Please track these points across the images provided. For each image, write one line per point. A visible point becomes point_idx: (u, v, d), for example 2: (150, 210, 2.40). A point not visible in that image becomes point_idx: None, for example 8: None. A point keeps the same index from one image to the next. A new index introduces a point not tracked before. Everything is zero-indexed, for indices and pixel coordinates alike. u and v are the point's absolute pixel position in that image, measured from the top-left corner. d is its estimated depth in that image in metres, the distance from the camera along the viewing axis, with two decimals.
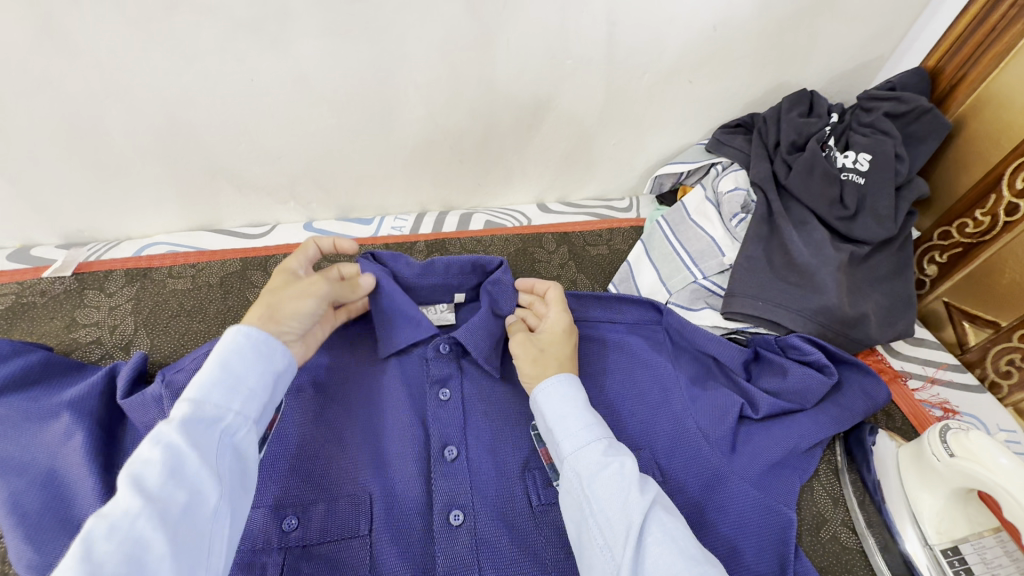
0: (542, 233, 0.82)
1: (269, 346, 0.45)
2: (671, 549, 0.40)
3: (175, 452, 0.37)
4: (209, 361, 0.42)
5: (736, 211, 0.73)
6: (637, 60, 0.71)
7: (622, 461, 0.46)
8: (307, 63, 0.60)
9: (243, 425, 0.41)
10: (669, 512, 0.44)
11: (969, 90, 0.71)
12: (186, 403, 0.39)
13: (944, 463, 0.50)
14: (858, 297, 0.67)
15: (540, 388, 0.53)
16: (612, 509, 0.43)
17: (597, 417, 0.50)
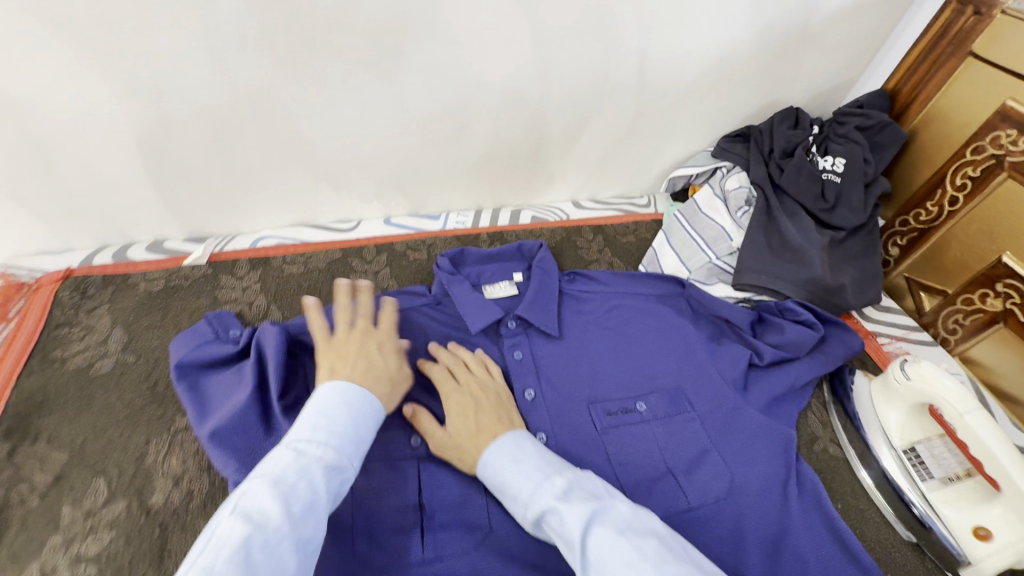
0: (581, 226, 0.96)
1: (377, 410, 0.55)
2: (611, 562, 0.44)
3: (314, 487, 0.45)
4: (345, 412, 0.52)
5: (741, 204, 0.90)
6: (661, 83, 0.88)
7: (553, 502, 0.49)
8: (408, 90, 0.76)
9: (352, 476, 0.50)
10: (606, 524, 0.47)
11: (920, 108, 0.91)
12: (327, 445, 0.49)
13: (904, 385, 0.68)
14: (838, 271, 0.84)
15: (483, 460, 0.57)
16: (564, 547, 0.48)
17: (526, 468, 0.54)
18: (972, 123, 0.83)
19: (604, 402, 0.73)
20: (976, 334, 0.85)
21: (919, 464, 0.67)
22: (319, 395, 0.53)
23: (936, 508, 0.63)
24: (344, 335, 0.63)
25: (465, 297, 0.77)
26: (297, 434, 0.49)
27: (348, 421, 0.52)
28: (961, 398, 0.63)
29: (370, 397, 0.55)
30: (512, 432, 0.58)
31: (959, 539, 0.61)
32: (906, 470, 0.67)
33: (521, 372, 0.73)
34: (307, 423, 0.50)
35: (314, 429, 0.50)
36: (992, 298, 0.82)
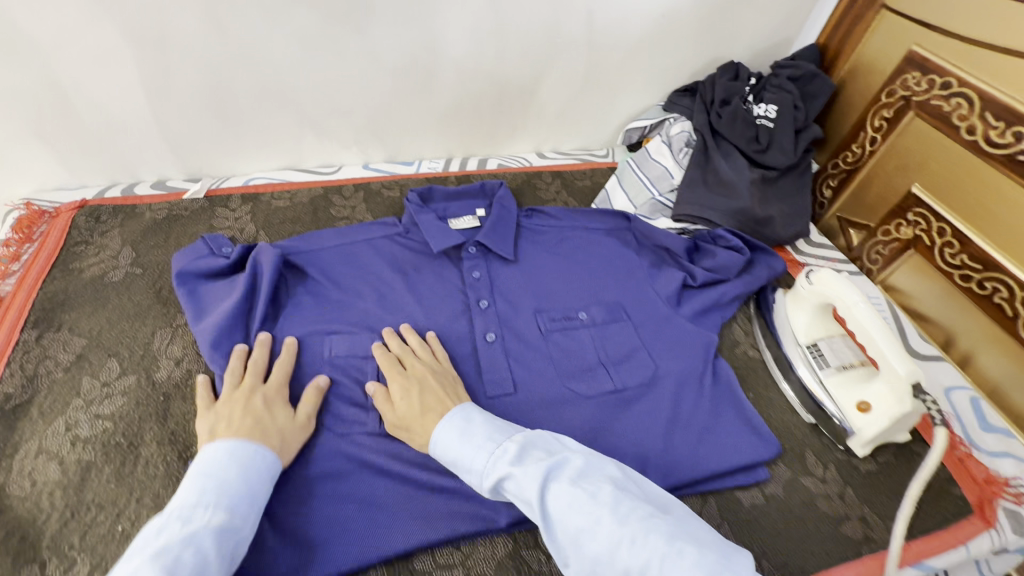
0: (541, 172, 1.06)
1: (272, 463, 0.59)
2: (569, 512, 0.49)
3: (201, 550, 0.48)
4: (235, 473, 0.55)
5: (683, 147, 1.00)
6: (609, 39, 0.97)
7: (507, 468, 0.53)
8: (378, 42, 0.86)
9: (249, 537, 0.53)
10: (561, 478, 0.52)
11: (844, 59, 1.00)
12: (214, 510, 0.51)
13: (810, 290, 0.78)
14: (768, 205, 0.94)
15: (434, 438, 0.60)
16: (523, 506, 0.52)
17: (476, 439, 0.57)
18: (887, 69, 0.92)
19: (549, 313, 0.83)
20: (894, 262, 0.95)
21: (820, 357, 0.77)
22: (201, 456, 0.56)
23: (830, 392, 0.74)
24: (229, 394, 0.64)
25: (429, 224, 0.87)
26: (182, 503, 0.51)
27: (236, 482, 0.55)
28: (851, 292, 0.73)
29: (263, 453, 0.59)
30: (456, 410, 0.61)
31: (848, 414, 0.71)
32: (807, 362, 0.77)
33: (476, 287, 0.84)
34: (194, 488, 0.53)
35: (201, 493, 0.52)
36: (904, 226, 0.92)
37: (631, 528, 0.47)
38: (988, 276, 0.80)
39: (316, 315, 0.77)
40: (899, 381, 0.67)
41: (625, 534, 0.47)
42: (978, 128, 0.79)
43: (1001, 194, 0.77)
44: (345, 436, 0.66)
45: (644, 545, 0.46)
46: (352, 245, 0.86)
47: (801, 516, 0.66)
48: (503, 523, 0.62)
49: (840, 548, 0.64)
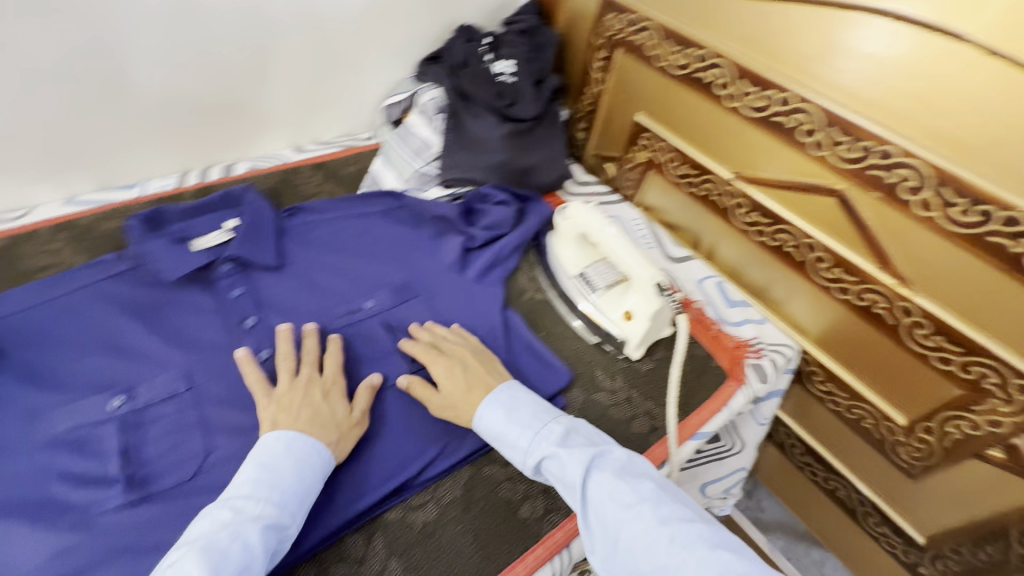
0: (299, 167, 0.97)
1: (328, 460, 0.59)
2: (606, 499, 0.55)
3: (250, 546, 0.49)
4: (290, 469, 0.55)
5: (434, 113, 1.00)
6: (327, 12, 0.92)
7: (554, 449, 0.59)
8: (23, 40, 0.71)
9: (295, 530, 0.54)
10: (604, 468, 0.57)
11: (559, 10, 1.08)
12: (265, 505, 0.52)
13: (565, 224, 0.85)
14: (526, 154, 0.99)
15: (476, 422, 0.65)
16: (563, 488, 0.58)
17: (524, 419, 0.63)
18: (590, 14, 1.02)
19: (329, 312, 0.78)
20: (643, 184, 1.08)
21: (587, 283, 0.84)
22: (262, 445, 0.57)
23: (602, 310, 0.81)
24: (290, 386, 0.63)
25: (159, 249, 0.74)
26: (236, 492, 0.53)
27: (291, 478, 0.55)
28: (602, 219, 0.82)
29: (319, 447, 0.58)
30: (513, 389, 0.66)
31: (618, 325, 0.79)
32: (579, 291, 0.84)
33: (237, 306, 0.74)
34: (249, 477, 0.54)
35: (255, 484, 0.54)
36: (640, 151, 1.05)
37: (669, 527, 0.52)
38: (703, 179, 0.95)
39: (20, 394, 0.62)
40: (647, 286, 0.77)
41: (662, 533, 0.52)
42: (664, 56, 0.92)
43: (693, 108, 0.91)
44: (83, 523, 0.55)
45: (679, 546, 0.51)
46: (63, 297, 0.69)
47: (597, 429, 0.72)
48: (305, 546, 0.58)
49: (633, 446, 0.71)
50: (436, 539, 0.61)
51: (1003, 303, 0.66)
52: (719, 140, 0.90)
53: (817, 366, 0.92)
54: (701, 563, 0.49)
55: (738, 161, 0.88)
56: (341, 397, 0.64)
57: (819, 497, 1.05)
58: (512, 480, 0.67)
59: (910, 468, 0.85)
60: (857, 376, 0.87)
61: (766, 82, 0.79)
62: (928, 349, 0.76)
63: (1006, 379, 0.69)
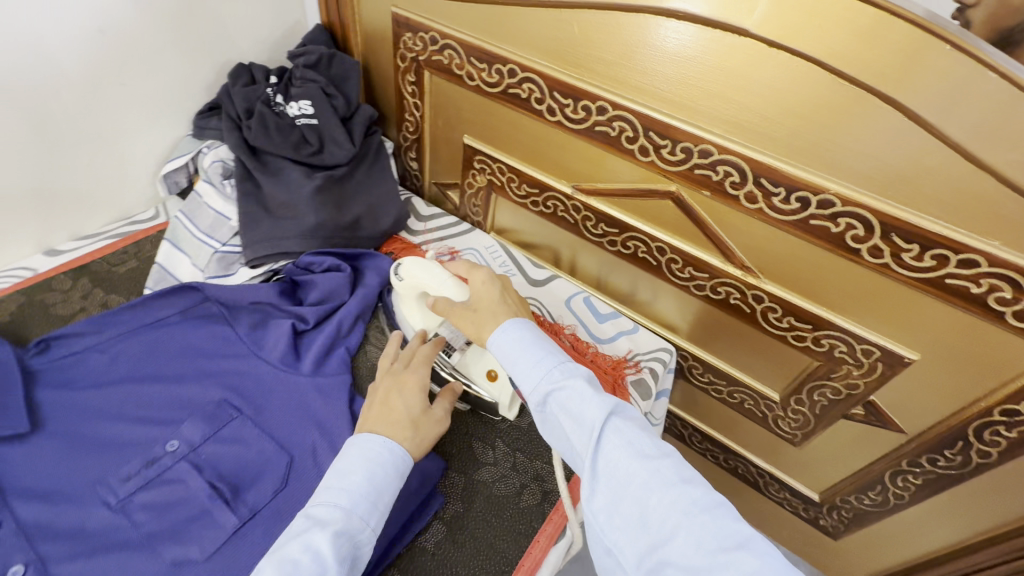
0: (50, 277, 0.76)
1: (403, 459, 0.55)
2: (624, 447, 0.49)
3: (320, 556, 0.46)
4: (361, 472, 0.52)
5: (224, 177, 0.83)
6: (36, 77, 0.71)
7: (575, 382, 0.53)
8: None
9: (369, 538, 0.51)
10: (626, 416, 0.51)
11: (353, 33, 0.95)
12: (336, 511, 0.49)
13: (404, 285, 0.74)
14: (348, 206, 0.86)
15: (492, 343, 0.62)
16: (573, 425, 0.52)
17: (546, 350, 0.58)
18: (388, 34, 0.91)
19: (117, 474, 0.59)
20: (489, 208, 1.00)
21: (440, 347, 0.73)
22: (343, 448, 0.55)
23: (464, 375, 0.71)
24: (384, 379, 0.62)
25: None
26: (312, 501, 0.51)
27: (364, 481, 0.52)
28: (431, 264, 0.72)
29: (392, 446, 0.55)
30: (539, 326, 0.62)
31: (485, 388, 0.70)
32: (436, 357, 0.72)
33: None
34: (326, 482, 0.52)
35: (326, 491, 0.51)
36: (478, 174, 0.96)
37: (689, 489, 0.46)
38: (546, 196, 0.89)
39: None
40: None
41: (680, 494, 0.46)
42: (474, 73, 0.83)
43: (518, 125, 0.85)
44: None
45: (698, 512, 0.44)
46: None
47: (485, 515, 0.63)
48: None
49: (527, 521, 0.63)
50: None
51: (835, 279, 0.68)
52: (551, 155, 0.84)
53: (693, 358, 0.92)
54: (720, 534, 0.43)
55: (575, 174, 0.83)
56: (417, 390, 0.61)
57: (724, 475, 1.07)
58: None
59: (793, 436, 0.88)
60: (728, 362, 0.88)
61: (578, 92, 0.74)
62: (782, 330, 0.77)
63: (852, 346, 0.71)
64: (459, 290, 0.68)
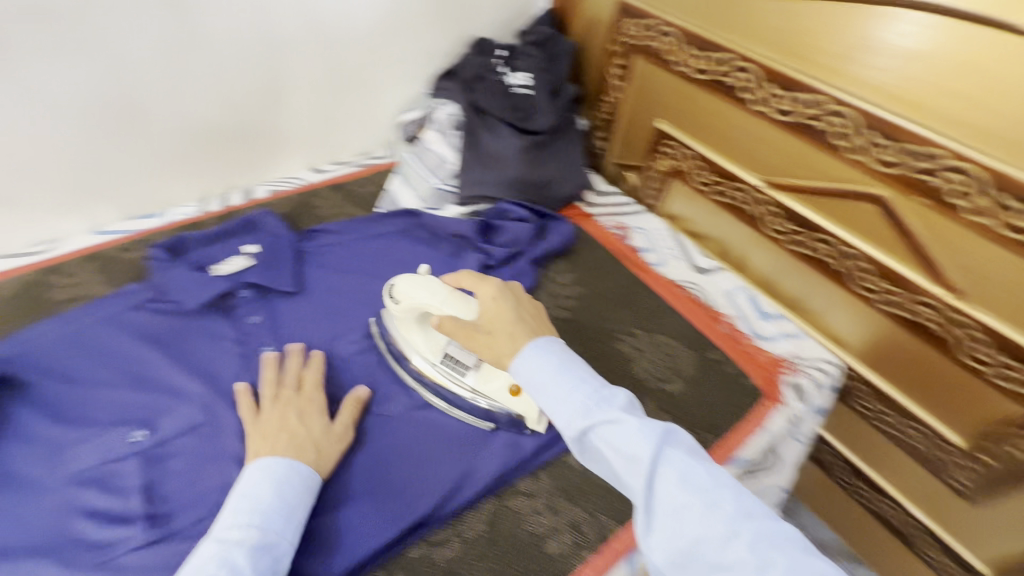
0: (316, 188, 0.98)
1: (308, 478, 0.56)
2: (678, 483, 0.44)
3: (240, 569, 0.47)
4: (269, 491, 0.53)
5: (450, 129, 0.99)
6: (340, 33, 0.92)
7: (616, 411, 0.48)
8: (37, 78, 0.72)
9: (289, 551, 0.51)
10: (674, 447, 0.46)
11: (575, 18, 1.06)
12: (249, 528, 0.50)
13: (399, 307, 0.69)
14: (544, 167, 0.96)
15: (515, 368, 0.56)
16: (617, 458, 0.47)
17: (577, 375, 0.53)
18: (607, 20, 1.00)
19: (347, 338, 0.76)
20: (667, 193, 1.03)
21: (450, 362, 0.70)
22: (244, 474, 0.55)
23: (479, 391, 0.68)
24: None
25: (181, 280, 0.75)
26: (223, 522, 0.51)
27: (273, 499, 0.53)
28: (425, 281, 0.67)
29: (298, 467, 0.56)
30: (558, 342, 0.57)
31: (506, 403, 0.68)
32: (449, 377, 0.69)
33: (255, 334, 0.74)
34: (232, 506, 0.52)
35: (237, 512, 0.51)
36: (663, 159, 1.00)
37: (753, 523, 0.41)
38: (730, 186, 0.90)
39: (43, 432, 0.62)
40: None
41: (745, 529, 0.41)
42: (685, 60, 0.88)
43: (715, 111, 0.87)
44: (100, 565, 0.53)
45: (769, 549, 0.40)
46: (86, 331, 0.70)
47: None
48: None
49: None
50: None
51: None
52: (745, 146, 0.85)
53: (860, 380, 0.86)
54: (795, 568, 0.38)
55: (767, 166, 0.83)
56: None
57: (867, 519, 0.98)
58: (539, 512, 0.62)
59: (966, 490, 0.79)
60: (902, 391, 0.81)
61: (791, 82, 0.75)
62: (982, 364, 0.70)
63: None
64: (463, 306, 0.63)
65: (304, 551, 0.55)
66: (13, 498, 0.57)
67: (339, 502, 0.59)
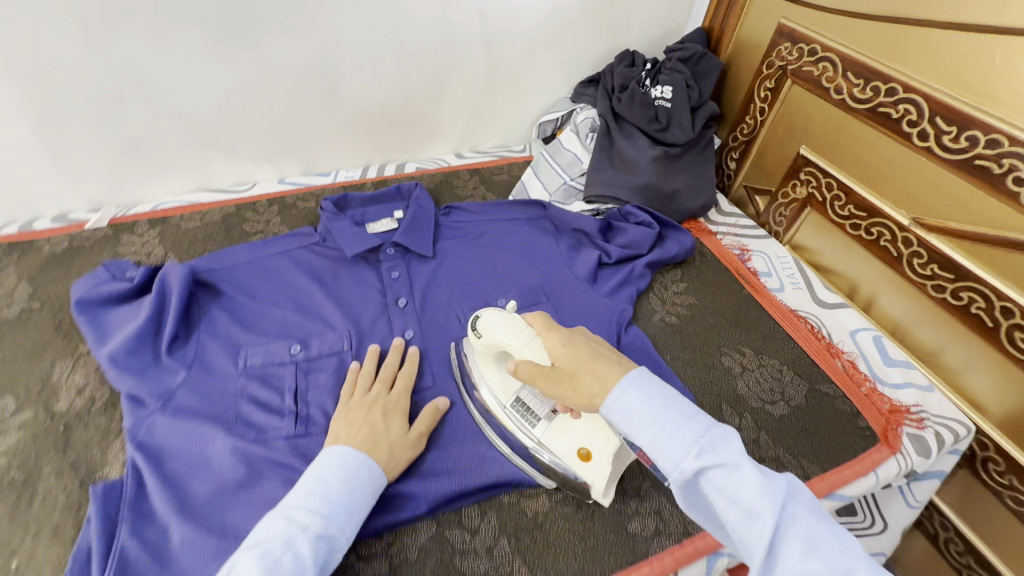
0: (458, 170, 1.09)
1: (375, 477, 0.57)
2: (806, 547, 0.40)
3: (302, 555, 0.47)
4: (340, 480, 0.53)
5: (588, 132, 1.05)
6: (506, 36, 1.02)
7: (734, 457, 0.44)
8: (270, 53, 0.88)
9: (343, 547, 0.51)
10: (792, 501, 0.42)
11: (729, 38, 1.08)
12: (315, 514, 0.50)
13: (479, 342, 0.67)
14: (673, 178, 0.99)
15: (607, 407, 0.51)
16: (737, 515, 0.43)
17: (683, 415, 0.47)
18: (763, 43, 1.00)
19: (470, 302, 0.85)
20: (796, 221, 1.00)
21: (521, 408, 0.66)
22: (321, 457, 0.56)
23: (550, 447, 0.63)
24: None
25: (342, 230, 0.86)
26: (291, 502, 0.51)
27: (342, 491, 0.53)
28: (512, 320, 0.65)
29: (368, 463, 0.57)
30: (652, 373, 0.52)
31: (574, 467, 0.61)
32: (518, 423, 0.65)
33: (394, 286, 0.83)
34: (304, 487, 0.53)
35: (308, 495, 0.52)
36: (799, 186, 0.98)
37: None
38: (872, 222, 0.86)
39: (229, 330, 0.75)
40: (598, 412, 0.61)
41: None
42: (844, 87, 0.86)
43: (871, 144, 0.84)
44: (259, 441, 0.63)
45: None
46: (267, 258, 0.84)
47: None
48: (425, 508, 0.60)
49: None
50: (547, 533, 0.61)
51: None
52: (897, 180, 0.81)
53: (996, 452, 0.76)
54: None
55: (922, 206, 0.79)
56: None
57: None
58: (626, 492, 0.65)
59: None
60: None
61: (971, 122, 0.70)
62: None
63: None
64: (539, 350, 0.61)
65: (416, 472, 0.63)
66: (203, 376, 0.69)
67: (449, 442, 0.66)
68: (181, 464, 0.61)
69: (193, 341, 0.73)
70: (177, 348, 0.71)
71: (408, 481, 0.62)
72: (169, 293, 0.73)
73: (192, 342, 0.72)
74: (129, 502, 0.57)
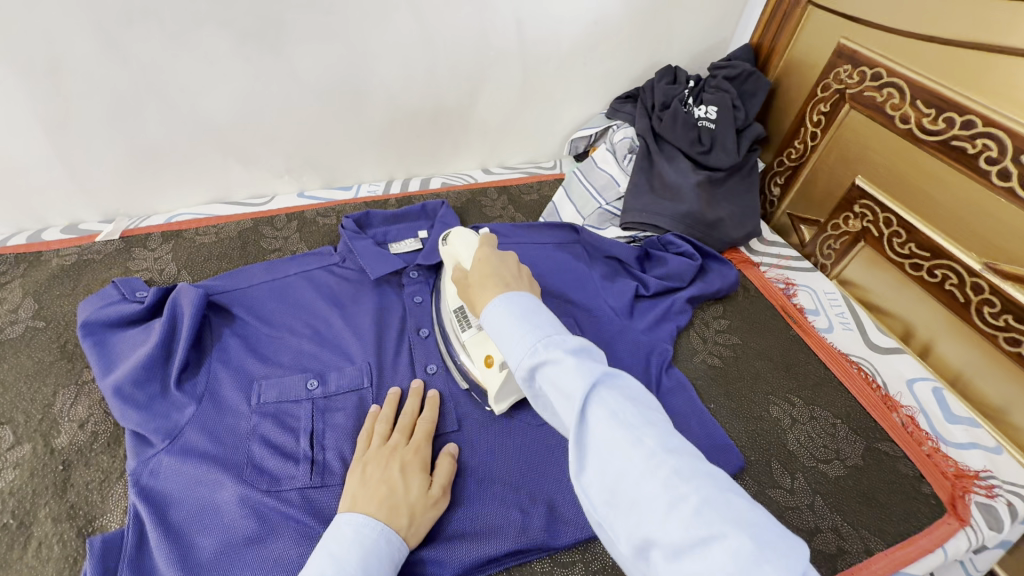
0: (486, 187, 1.04)
1: (394, 550, 0.51)
2: (609, 423, 0.38)
3: None
4: (356, 556, 0.48)
5: (626, 152, 0.98)
6: (543, 49, 0.97)
7: (562, 353, 0.42)
8: (297, 62, 0.83)
9: None
10: (611, 388, 0.40)
11: (780, 56, 1.01)
12: None
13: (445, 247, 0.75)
14: (716, 205, 0.92)
15: (486, 318, 0.50)
16: (560, 403, 0.41)
17: (537, 322, 0.46)
18: (819, 64, 0.94)
19: None
20: (847, 255, 0.93)
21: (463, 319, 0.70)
22: (334, 528, 0.51)
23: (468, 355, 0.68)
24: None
25: (364, 251, 0.82)
26: None
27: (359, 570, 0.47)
28: (472, 236, 0.70)
29: (388, 534, 0.51)
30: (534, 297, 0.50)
31: (481, 371, 0.66)
32: (456, 329, 0.71)
33: (418, 314, 0.78)
34: (316, 565, 0.47)
35: None
36: (853, 219, 0.91)
37: (674, 460, 0.36)
38: (936, 263, 0.78)
39: (243, 360, 0.70)
40: None
41: (661, 468, 0.36)
42: (912, 117, 0.79)
43: (940, 179, 0.77)
44: (271, 491, 0.58)
45: (684, 485, 0.35)
46: (284, 280, 0.79)
47: None
48: None
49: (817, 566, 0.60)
50: None
51: None
52: (970, 221, 0.74)
53: None
54: (705, 505, 0.33)
55: (996, 249, 0.71)
56: None
57: None
58: None
59: None
60: None
61: None
62: None
63: None
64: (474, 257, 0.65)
65: (440, 533, 0.57)
66: (213, 411, 0.64)
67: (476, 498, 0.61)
68: (186, 512, 0.57)
69: (204, 372, 0.68)
70: (187, 378, 0.66)
71: (431, 545, 0.56)
72: (179, 318, 0.68)
73: (202, 373, 0.67)
74: (129, 554, 0.53)
